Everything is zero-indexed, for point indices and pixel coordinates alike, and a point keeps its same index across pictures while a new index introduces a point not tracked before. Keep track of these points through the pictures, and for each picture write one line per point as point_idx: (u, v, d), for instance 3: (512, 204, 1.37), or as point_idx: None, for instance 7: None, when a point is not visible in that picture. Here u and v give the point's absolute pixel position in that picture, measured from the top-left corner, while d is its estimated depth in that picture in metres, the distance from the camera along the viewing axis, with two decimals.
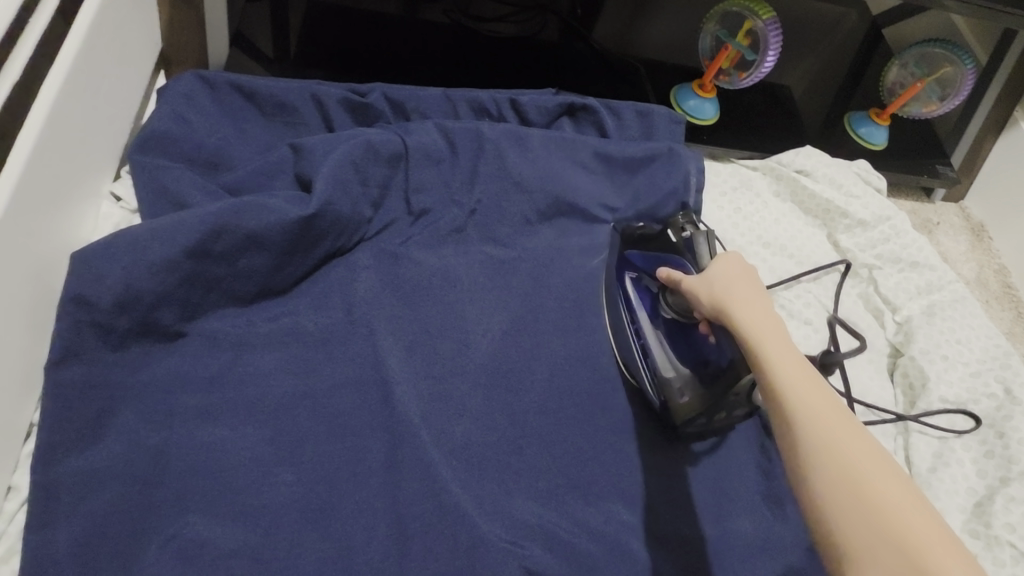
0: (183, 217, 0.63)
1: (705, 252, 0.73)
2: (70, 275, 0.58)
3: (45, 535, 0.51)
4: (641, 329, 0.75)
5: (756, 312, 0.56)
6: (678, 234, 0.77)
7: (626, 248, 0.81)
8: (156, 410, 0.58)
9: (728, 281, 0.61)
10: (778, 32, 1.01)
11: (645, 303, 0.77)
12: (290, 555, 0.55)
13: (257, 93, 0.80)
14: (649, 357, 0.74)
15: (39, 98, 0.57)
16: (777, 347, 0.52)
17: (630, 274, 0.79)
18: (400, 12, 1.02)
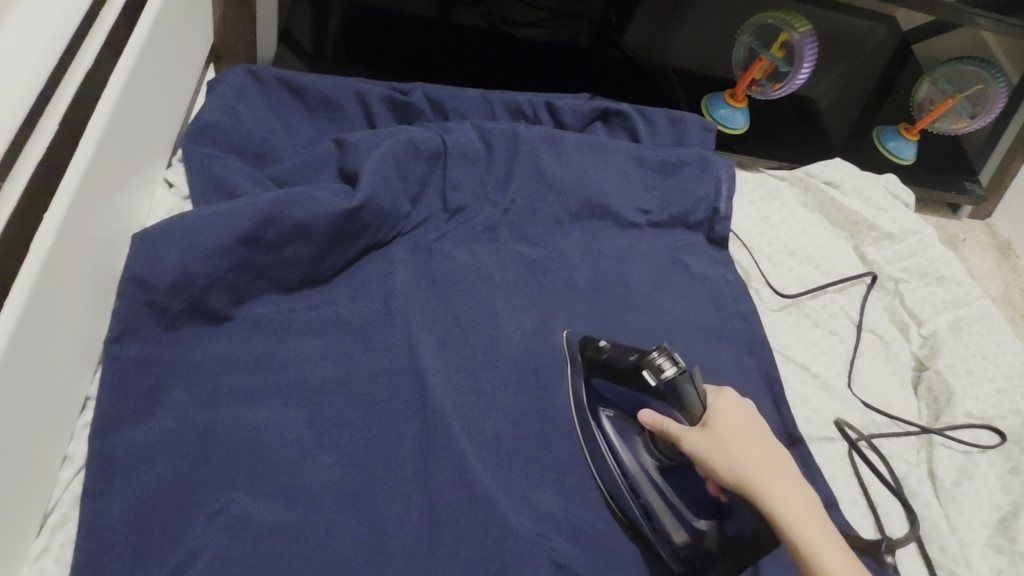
0: (236, 205, 0.65)
1: (693, 397, 0.60)
2: (131, 257, 0.61)
3: (102, 503, 0.53)
4: (638, 486, 0.66)
5: (788, 493, 0.54)
6: (657, 376, 0.61)
7: (593, 374, 0.70)
8: (205, 389, 0.61)
9: (745, 448, 0.56)
10: (813, 46, 1.04)
11: (634, 448, 0.68)
12: (327, 535, 0.57)
13: (303, 89, 0.83)
14: (656, 521, 0.64)
15: (107, 89, 0.60)
16: (823, 544, 0.51)
17: (606, 410, 0.70)
18: (435, 14, 1.05)
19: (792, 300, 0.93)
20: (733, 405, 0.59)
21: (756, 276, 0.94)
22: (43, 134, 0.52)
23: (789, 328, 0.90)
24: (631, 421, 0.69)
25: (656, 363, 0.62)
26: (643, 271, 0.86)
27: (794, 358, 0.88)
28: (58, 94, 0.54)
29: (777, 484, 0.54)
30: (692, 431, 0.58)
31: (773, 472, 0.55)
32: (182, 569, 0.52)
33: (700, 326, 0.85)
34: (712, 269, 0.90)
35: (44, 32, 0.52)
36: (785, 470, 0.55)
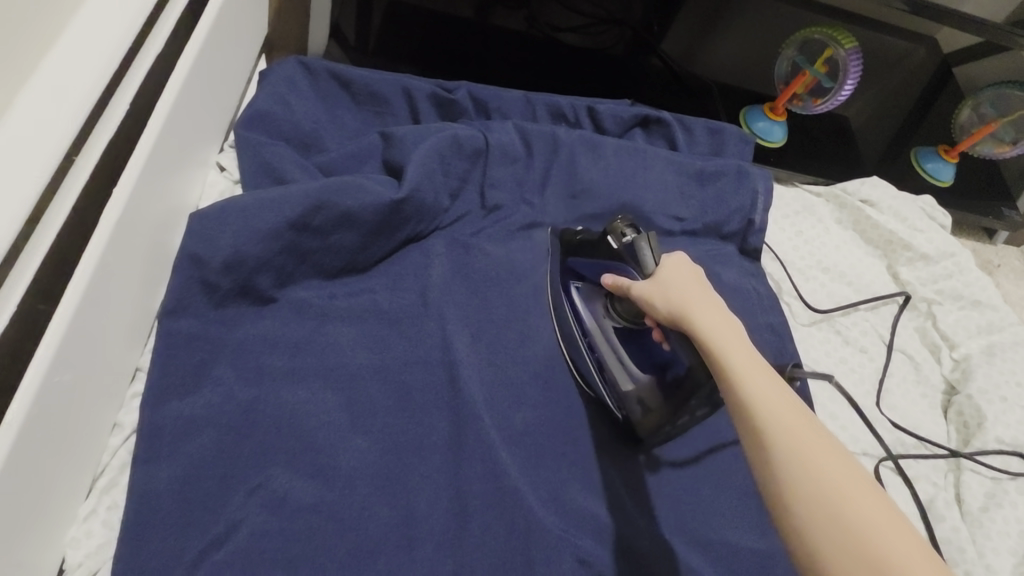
0: (288, 190, 0.67)
1: (645, 251, 0.64)
2: (187, 235, 0.63)
3: (149, 470, 0.55)
4: (595, 342, 0.74)
5: (716, 318, 0.54)
6: (619, 241, 0.69)
7: (567, 254, 0.79)
8: (250, 367, 0.62)
9: (683, 285, 0.58)
10: (857, 62, 1.03)
11: (596, 313, 0.75)
12: (360, 516, 0.58)
13: (352, 83, 0.85)
14: (607, 373, 0.72)
15: (173, 76, 0.62)
16: (743, 359, 0.50)
17: (576, 283, 0.77)
18: (473, 15, 1.05)
19: (823, 315, 0.92)
20: (684, 259, 0.62)
21: (788, 290, 0.94)
22: (112, 117, 0.55)
23: (818, 343, 0.90)
24: (596, 291, 0.76)
25: (619, 230, 0.70)
26: None
27: (822, 374, 0.88)
28: (127, 79, 0.57)
29: (703, 305, 0.55)
30: (641, 279, 0.62)
31: (703, 298, 0.56)
32: (222, 540, 0.54)
33: None
34: (743, 280, 0.90)
35: (116, 24, 0.55)
36: (718, 302, 0.56)
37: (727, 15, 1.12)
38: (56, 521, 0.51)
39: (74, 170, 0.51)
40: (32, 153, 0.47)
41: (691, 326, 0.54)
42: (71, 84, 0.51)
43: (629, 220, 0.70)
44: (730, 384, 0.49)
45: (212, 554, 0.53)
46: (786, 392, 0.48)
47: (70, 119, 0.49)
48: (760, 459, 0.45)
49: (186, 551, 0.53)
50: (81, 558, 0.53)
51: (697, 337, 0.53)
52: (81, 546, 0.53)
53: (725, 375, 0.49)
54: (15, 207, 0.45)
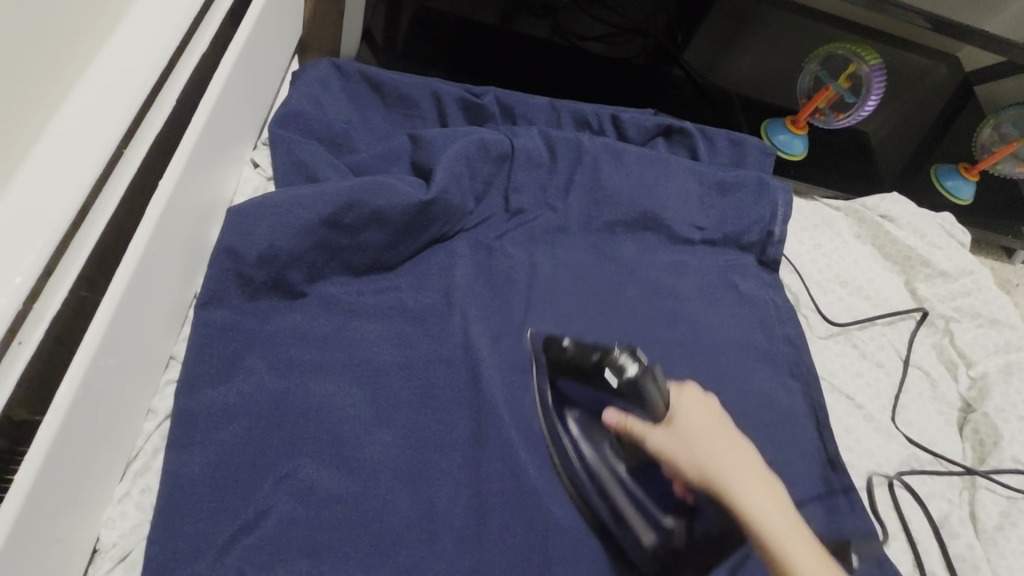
0: (322, 188, 0.69)
1: (656, 397, 0.64)
2: (225, 229, 0.65)
3: (182, 455, 0.57)
4: (606, 485, 0.66)
5: (753, 487, 0.59)
6: (619, 376, 0.66)
7: (558, 376, 0.71)
8: (279, 359, 0.64)
9: (709, 443, 0.61)
10: (881, 78, 1.05)
11: (599, 450, 0.68)
12: (382, 509, 0.59)
13: (383, 85, 0.87)
14: (628, 522, 0.64)
15: (216, 76, 0.65)
16: (784, 532, 0.57)
17: (570, 412, 0.70)
18: (499, 23, 1.09)
19: (841, 328, 0.93)
20: (698, 400, 0.65)
21: (806, 302, 0.94)
22: (161, 110, 0.58)
23: (835, 356, 0.90)
24: (594, 424, 0.70)
25: (618, 363, 0.66)
26: (693, 286, 0.87)
27: (838, 387, 0.88)
28: (175, 74, 0.60)
29: (736, 473, 0.59)
30: (662, 432, 0.63)
31: (731, 458, 0.60)
32: (251, 525, 0.55)
33: (747, 346, 0.85)
34: (762, 290, 0.90)
35: (167, 22, 0.58)
36: (745, 459, 0.61)
37: (747, 28, 1.14)
38: (93, 501, 0.53)
39: (125, 161, 0.54)
40: (88, 142, 0.50)
41: (729, 498, 0.58)
42: (125, 79, 0.54)
43: (627, 350, 0.67)
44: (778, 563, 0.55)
45: (241, 539, 0.55)
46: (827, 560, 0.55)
47: (122, 113, 0.53)
48: None
49: (216, 535, 0.54)
50: (115, 539, 0.54)
51: (737, 510, 0.58)
52: (116, 526, 0.55)
53: (774, 558, 0.56)
54: (72, 194, 0.48)
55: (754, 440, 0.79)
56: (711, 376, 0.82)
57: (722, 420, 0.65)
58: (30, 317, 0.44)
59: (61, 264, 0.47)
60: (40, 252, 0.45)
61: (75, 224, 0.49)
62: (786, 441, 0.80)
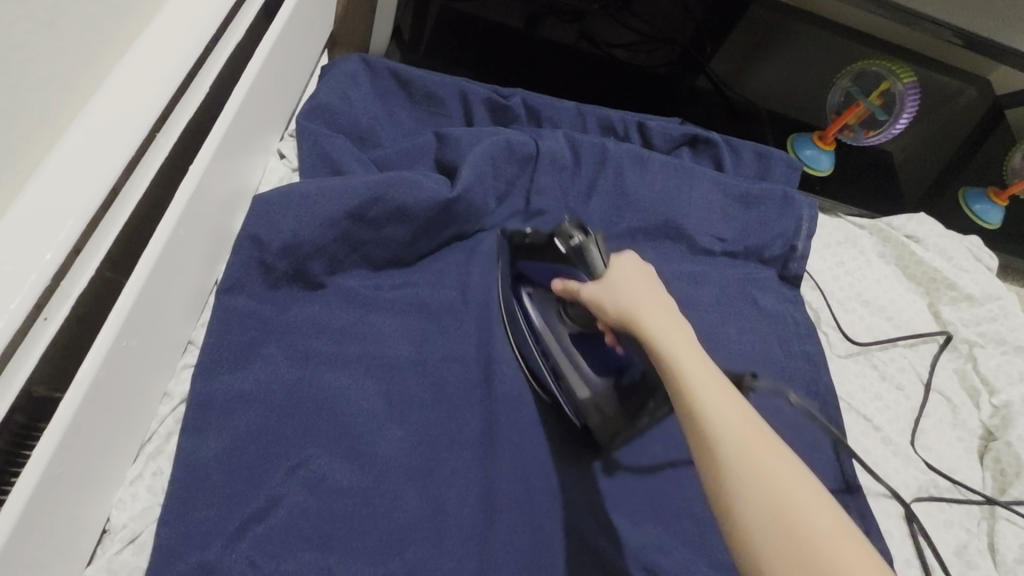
0: (350, 181, 0.69)
1: (595, 255, 0.62)
2: (249, 217, 0.66)
3: (197, 439, 0.57)
4: (549, 349, 0.72)
5: (665, 323, 0.52)
6: (567, 244, 0.65)
7: (518, 257, 0.76)
8: (297, 349, 0.64)
9: (631, 288, 0.57)
10: (916, 96, 1.05)
11: (549, 320, 0.73)
12: (392, 504, 0.59)
13: (411, 82, 0.87)
14: (562, 380, 0.70)
15: (249, 65, 0.65)
16: (687, 355, 0.49)
17: (527, 288, 0.75)
18: (523, 26, 1.07)
19: (861, 348, 0.91)
20: (632, 257, 0.61)
21: (826, 319, 0.93)
22: (194, 97, 0.58)
23: (854, 376, 0.89)
24: (550, 298, 0.74)
25: (568, 233, 0.66)
26: (712, 297, 0.86)
27: (856, 408, 0.86)
28: (211, 61, 0.60)
29: (651, 307, 0.54)
30: (591, 283, 0.61)
31: (649, 298, 0.55)
32: (261, 515, 0.55)
33: (764, 360, 0.84)
34: (781, 305, 0.89)
35: (203, 9, 0.59)
36: (667, 303, 0.55)
37: (774, 42, 1.13)
38: (106, 481, 0.53)
39: (158, 144, 0.54)
40: (122, 125, 0.51)
41: (639, 330, 0.53)
42: (160, 64, 0.54)
43: (576, 223, 0.66)
44: (678, 389, 0.48)
45: (252, 527, 0.54)
46: (732, 396, 0.47)
47: (157, 96, 0.53)
48: (705, 464, 0.44)
49: (226, 522, 0.54)
50: (125, 520, 0.54)
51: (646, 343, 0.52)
52: (126, 508, 0.55)
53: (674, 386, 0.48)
54: (105, 172, 0.48)
55: None
56: None
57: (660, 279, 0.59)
58: (58, 294, 0.45)
59: (89, 244, 0.47)
60: (71, 230, 0.45)
61: (106, 205, 0.49)
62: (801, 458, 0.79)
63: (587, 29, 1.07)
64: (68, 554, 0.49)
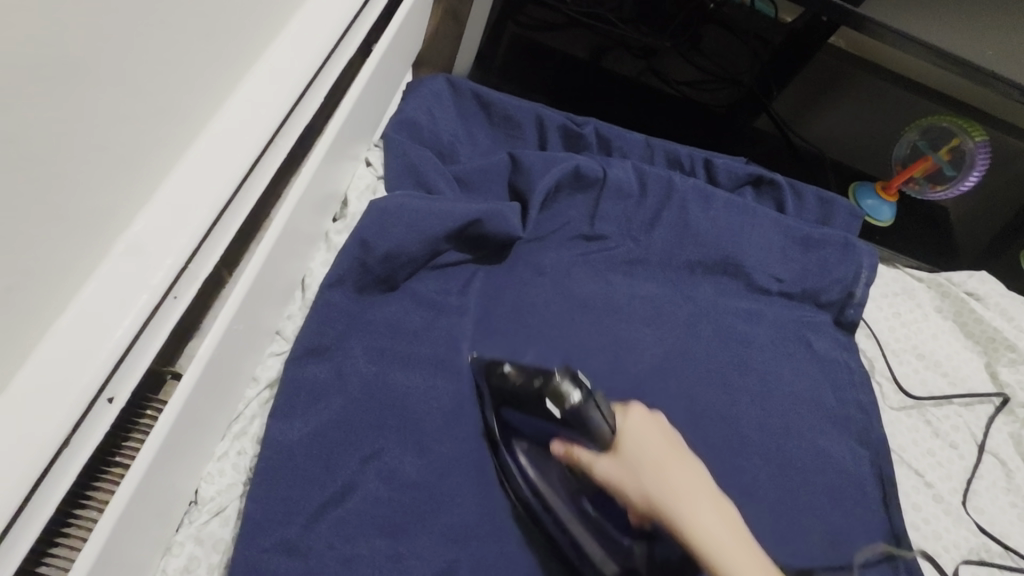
0: (453, 207, 0.74)
1: (601, 424, 0.61)
2: (360, 224, 0.71)
3: (286, 423, 0.61)
4: (562, 518, 0.62)
5: (700, 506, 0.55)
6: (562, 406, 0.62)
7: (500, 405, 0.67)
8: (374, 347, 0.68)
9: (659, 468, 0.58)
10: (986, 156, 1.05)
11: (550, 479, 0.64)
12: (453, 501, 0.62)
13: (491, 104, 0.91)
14: (585, 552, 0.61)
15: (356, 81, 0.71)
16: (731, 550, 0.52)
17: (519, 444, 0.66)
18: (587, 56, 1.13)
19: (914, 402, 0.90)
20: (644, 419, 0.62)
21: (881, 369, 0.92)
22: (309, 106, 0.63)
23: (906, 431, 0.88)
24: (544, 452, 0.66)
25: (561, 391, 0.62)
26: (766, 336, 0.87)
27: (907, 462, 0.85)
28: (324, 75, 0.65)
29: (684, 498, 0.56)
30: (605, 458, 0.60)
31: (677, 484, 0.57)
32: (340, 498, 0.60)
33: (815, 403, 0.84)
34: (835, 351, 0.89)
35: (322, 29, 0.65)
36: (695, 483, 0.57)
37: (838, 89, 1.17)
38: (201, 455, 0.57)
39: (277, 146, 0.59)
40: (250, 131, 0.56)
41: (677, 526, 0.55)
42: (284, 79, 0.60)
43: (568, 376, 0.64)
44: None
45: (330, 510, 0.59)
46: None
47: (280, 105, 0.58)
48: None
49: (305, 504, 0.59)
50: (213, 493, 0.58)
51: (685, 538, 0.54)
52: (214, 482, 0.59)
53: None
54: (234, 171, 0.53)
55: (814, 500, 0.78)
56: (778, 429, 0.81)
57: (677, 440, 0.61)
58: (187, 275, 0.50)
59: (215, 233, 0.52)
60: (202, 221, 0.50)
61: (231, 199, 0.54)
62: (846, 507, 0.79)
63: (653, 63, 1.13)
64: (163, 520, 0.53)
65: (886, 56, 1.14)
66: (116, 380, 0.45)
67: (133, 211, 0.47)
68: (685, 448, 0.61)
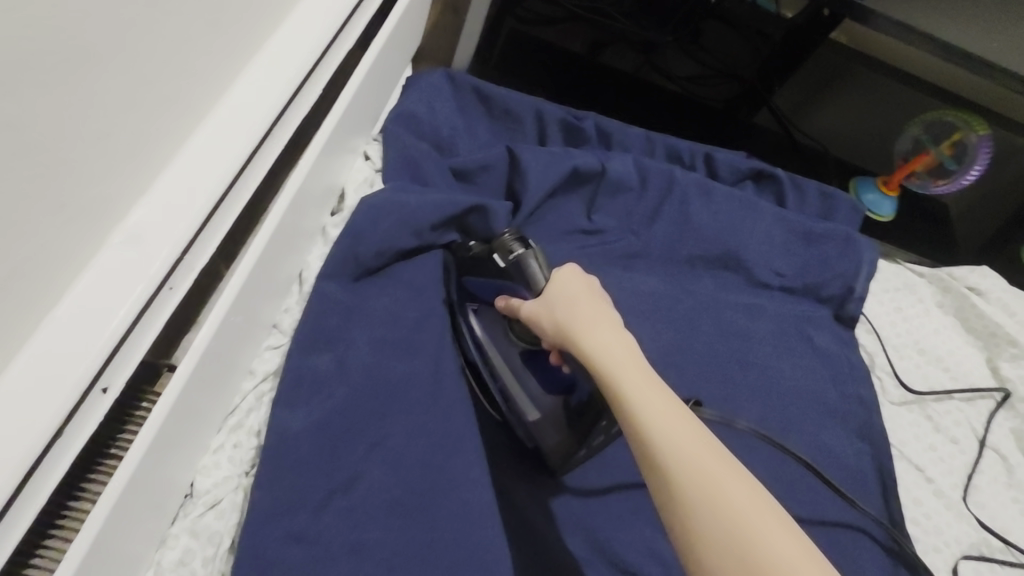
0: (448, 198, 0.75)
1: (537, 275, 0.61)
2: (357, 218, 0.70)
3: (288, 414, 0.61)
4: (495, 367, 0.69)
5: (604, 331, 0.52)
6: (505, 258, 0.63)
7: (462, 274, 0.72)
8: (376, 339, 0.67)
9: (570, 298, 0.56)
10: (989, 149, 1.05)
11: (495, 338, 0.70)
12: (456, 484, 0.61)
13: (491, 98, 0.91)
14: (511, 400, 0.68)
15: (355, 74, 0.70)
16: (626, 367, 0.49)
17: (473, 309, 0.72)
18: (584, 51, 1.12)
19: (915, 398, 0.90)
20: (570, 261, 0.60)
21: (880, 364, 0.92)
22: (308, 97, 0.63)
23: (906, 425, 0.88)
24: (495, 316, 0.71)
25: (506, 246, 0.64)
26: (767, 331, 0.87)
27: (907, 456, 0.85)
28: (323, 67, 0.65)
29: (590, 322, 0.53)
30: (531, 300, 0.59)
31: (588, 311, 0.54)
32: (342, 491, 0.60)
33: (815, 397, 0.84)
34: (836, 346, 0.89)
35: (323, 20, 0.64)
36: (608, 315, 0.54)
37: (841, 86, 1.16)
38: (197, 447, 0.57)
39: (275, 137, 0.59)
40: (248, 121, 0.55)
41: (578, 346, 0.52)
42: (283, 70, 0.59)
43: (516, 236, 0.64)
44: (621, 406, 0.47)
45: (332, 502, 0.59)
46: (676, 403, 0.47)
47: (279, 96, 0.58)
48: (649, 470, 0.44)
49: (312, 493, 0.59)
50: (209, 486, 0.58)
51: (584, 358, 0.51)
52: (210, 475, 0.59)
53: (618, 404, 0.47)
54: (232, 159, 0.53)
55: (815, 493, 0.78)
56: (778, 421, 0.81)
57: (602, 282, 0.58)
58: (183, 265, 0.49)
59: (212, 224, 0.52)
60: (199, 210, 0.50)
61: (228, 189, 0.54)
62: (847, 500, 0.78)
63: (651, 55, 1.13)
64: (158, 511, 0.52)
65: (893, 52, 1.12)
66: (111, 370, 0.44)
67: (130, 199, 0.47)
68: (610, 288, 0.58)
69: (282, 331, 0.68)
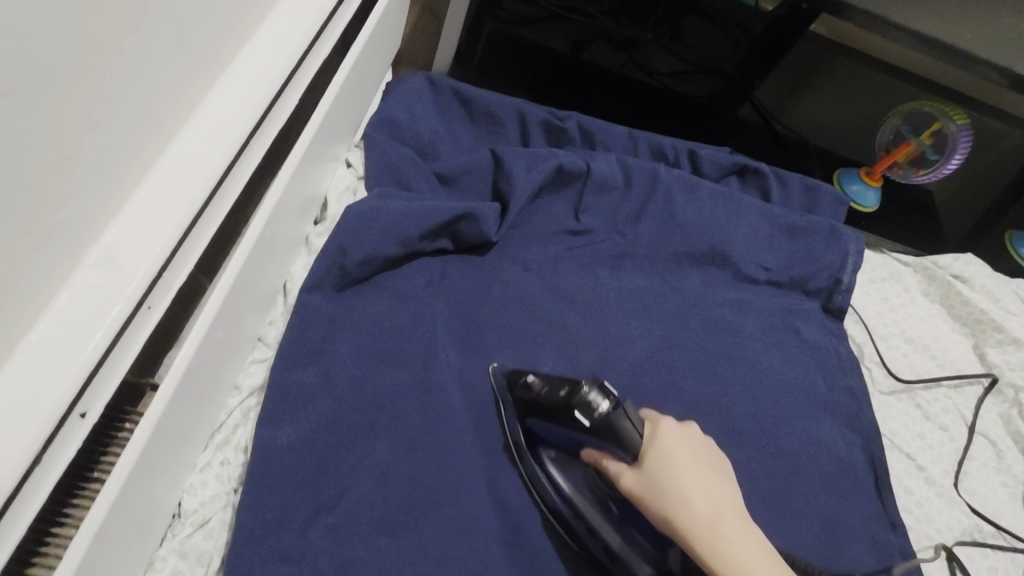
0: (433, 205, 0.74)
1: (633, 433, 0.59)
2: (340, 227, 0.70)
3: (274, 429, 0.61)
4: (591, 520, 0.63)
5: (727, 533, 0.55)
6: (591, 415, 0.59)
7: (529, 418, 0.66)
8: (362, 348, 0.67)
9: (686, 491, 0.56)
10: (967, 138, 1.06)
11: (579, 487, 0.65)
12: (449, 498, 0.62)
13: (472, 101, 0.90)
14: (616, 553, 0.61)
15: (333, 80, 0.70)
16: (755, 573, 0.53)
17: (546, 453, 0.66)
18: (567, 50, 1.12)
19: (904, 386, 0.90)
20: (673, 434, 0.59)
21: (870, 355, 0.92)
22: (285, 106, 0.62)
23: (897, 414, 0.88)
24: (573, 460, 0.66)
25: (588, 399, 0.60)
26: (755, 326, 0.87)
27: (898, 446, 0.86)
28: (300, 74, 0.64)
29: (710, 524, 0.55)
30: (632, 474, 0.59)
31: (708, 509, 0.56)
32: (331, 505, 0.59)
33: (806, 390, 0.84)
34: (824, 338, 0.89)
35: (298, 25, 0.64)
36: (723, 507, 0.56)
37: (822, 77, 1.18)
38: (183, 467, 0.56)
39: (253, 148, 0.58)
40: (224, 133, 0.55)
41: (703, 553, 0.54)
42: (259, 77, 0.59)
43: (595, 384, 0.61)
44: None
45: (322, 516, 0.58)
46: None
47: (256, 106, 0.57)
48: None
49: (298, 510, 0.58)
50: (196, 506, 0.57)
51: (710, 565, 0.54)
52: (197, 494, 0.58)
53: None
54: (209, 172, 0.52)
55: (810, 488, 0.78)
56: (770, 417, 0.81)
57: (704, 453, 0.59)
58: (161, 283, 0.49)
59: (189, 241, 0.51)
60: (177, 227, 0.49)
61: (205, 203, 0.53)
62: (840, 494, 0.78)
63: (633, 53, 1.12)
64: (145, 533, 0.52)
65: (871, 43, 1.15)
66: (89, 395, 0.43)
67: (103, 220, 0.46)
68: (712, 459, 0.60)
69: (267, 343, 0.67)
